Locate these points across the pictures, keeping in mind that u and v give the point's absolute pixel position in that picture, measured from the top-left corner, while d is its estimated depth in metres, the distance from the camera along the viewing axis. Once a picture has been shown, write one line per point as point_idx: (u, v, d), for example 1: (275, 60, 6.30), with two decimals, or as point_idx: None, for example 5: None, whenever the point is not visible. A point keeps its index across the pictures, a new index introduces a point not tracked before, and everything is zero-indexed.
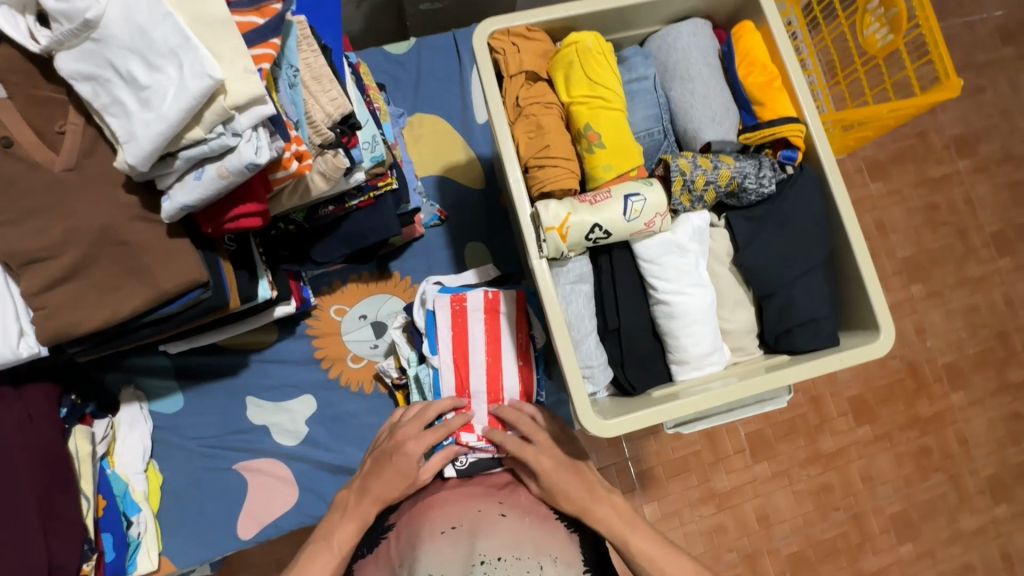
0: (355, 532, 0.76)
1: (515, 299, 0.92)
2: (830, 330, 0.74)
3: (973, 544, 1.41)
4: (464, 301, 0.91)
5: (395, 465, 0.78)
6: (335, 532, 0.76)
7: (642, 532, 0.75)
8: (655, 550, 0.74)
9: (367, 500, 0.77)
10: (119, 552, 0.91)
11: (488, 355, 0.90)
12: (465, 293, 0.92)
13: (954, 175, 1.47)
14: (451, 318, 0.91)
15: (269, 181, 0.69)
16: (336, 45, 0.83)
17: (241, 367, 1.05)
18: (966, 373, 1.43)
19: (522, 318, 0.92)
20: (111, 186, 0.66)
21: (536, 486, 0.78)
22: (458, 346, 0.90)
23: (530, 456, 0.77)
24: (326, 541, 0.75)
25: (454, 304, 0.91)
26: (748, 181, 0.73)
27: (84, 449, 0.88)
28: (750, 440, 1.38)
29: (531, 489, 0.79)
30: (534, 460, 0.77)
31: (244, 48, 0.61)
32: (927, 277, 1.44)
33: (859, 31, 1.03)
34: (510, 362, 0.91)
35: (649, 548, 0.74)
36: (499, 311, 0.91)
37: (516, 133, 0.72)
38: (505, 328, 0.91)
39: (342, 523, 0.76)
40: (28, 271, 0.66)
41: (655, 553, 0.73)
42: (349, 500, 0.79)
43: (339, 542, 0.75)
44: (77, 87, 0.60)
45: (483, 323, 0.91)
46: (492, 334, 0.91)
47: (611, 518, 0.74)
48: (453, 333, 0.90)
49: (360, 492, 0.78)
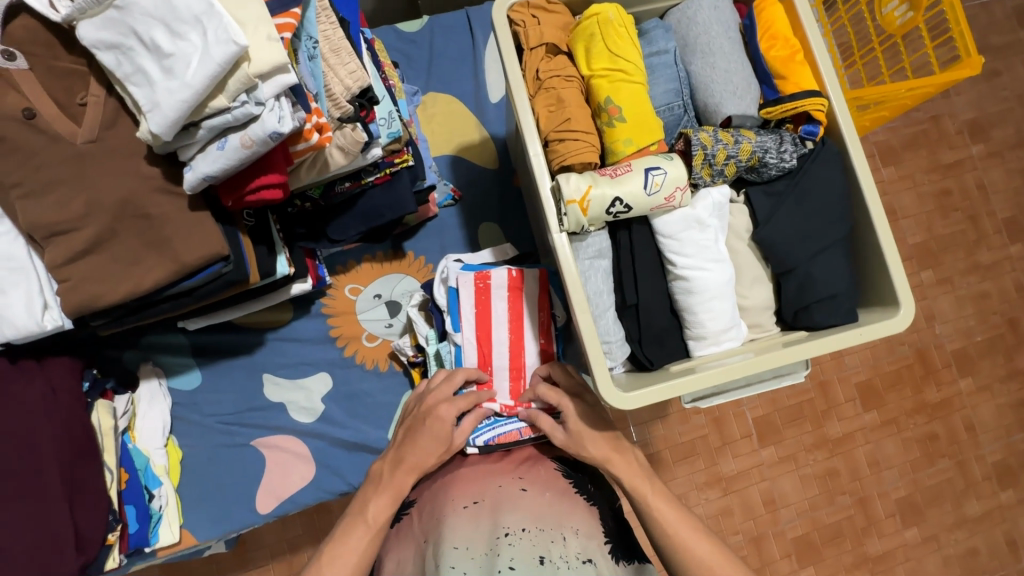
0: (390, 505, 0.74)
1: (538, 278, 0.92)
2: (848, 307, 0.74)
3: (978, 529, 1.41)
4: (488, 278, 0.91)
5: (430, 429, 0.77)
6: (370, 505, 0.74)
7: (663, 498, 0.73)
8: (672, 516, 0.72)
9: (404, 471, 0.76)
10: (142, 524, 0.92)
11: (511, 333, 0.91)
12: (488, 271, 0.92)
13: (968, 160, 1.46)
14: (474, 296, 0.91)
15: (290, 154, 0.69)
16: (353, 19, 0.82)
17: (257, 345, 1.06)
18: (975, 359, 1.43)
19: (544, 298, 0.93)
20: (132, 159, 0.66)
21: (561, 430, 0.79)
22: (482, 325, 0.91)
23: (564, 402, 0.80)
24: (362, 514, 0.73)
25: (478, 282, 0.91)
26: (769, 156, 0.73)
27: (106, 422, 0.90)
28: (757, 424, 1.39)
29: (554, 435, 0.79)
30: (566, 409, 0.79)
31: (266, 15, 0.60)
32: (938, 263, 1.43)
33: (878, 9, 1.01)
34: (531, 340, 0.92)
35: (664, 514, 0.72)
36: (522, 290, 0.92)
37: (536, 107, 0.72)
38: (528, 307, 0.92)
39: (377, 495, 0.75)
40: (51, 244, 0.67)
41: (670, 518, 0.71)
42: (384, 472, 0.77)
43: (375, 514, 0.73)
44: (99, 56, 0.60)
45: (506, 301, 0.91)
46: (515, 314, 0.91)
47: (633, 473, 0.75)
48: (477, 311, 0.91)
49: (394, 462, 0.77)
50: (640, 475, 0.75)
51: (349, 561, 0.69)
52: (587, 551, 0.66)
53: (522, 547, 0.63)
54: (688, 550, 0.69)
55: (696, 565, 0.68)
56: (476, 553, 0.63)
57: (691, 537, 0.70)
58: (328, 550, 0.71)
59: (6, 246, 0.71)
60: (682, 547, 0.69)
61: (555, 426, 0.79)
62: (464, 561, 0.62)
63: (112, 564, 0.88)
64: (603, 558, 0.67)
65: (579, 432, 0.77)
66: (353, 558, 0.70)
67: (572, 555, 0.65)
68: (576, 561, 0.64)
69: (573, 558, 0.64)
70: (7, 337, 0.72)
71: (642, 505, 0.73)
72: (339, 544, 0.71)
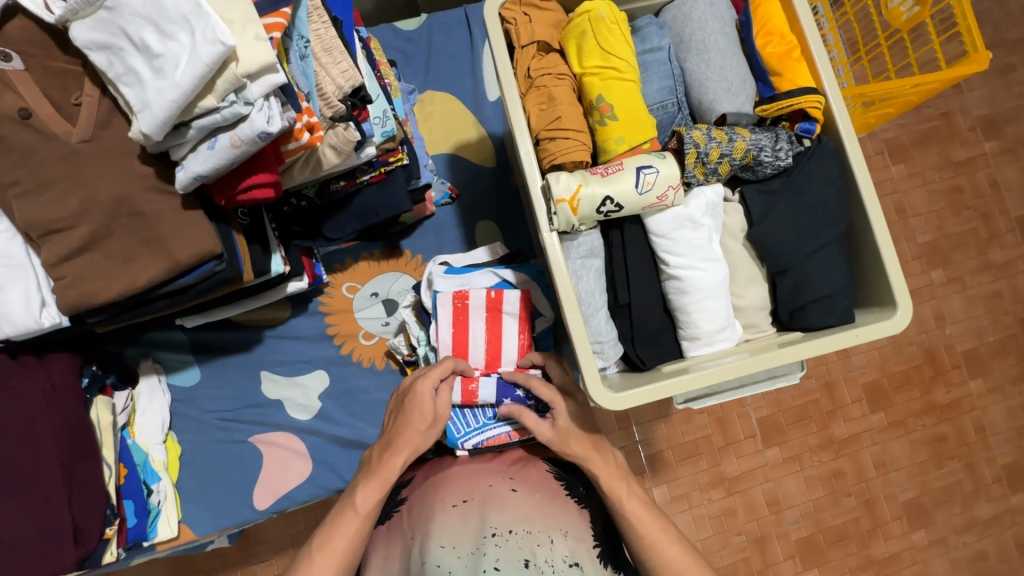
0: (378, 491, 0.74)
1: (517, 297, 0.91)
2: (845, 307, 0.73)
3: (988, 532, 1.39)
4: (466, 298, 0.90)
5: (411, 406, 0.79)
6: (357, 494, 0.74)
7: (636, 499, 0.73)
8: (644, 516, 0.72)
9: (393, 454, 0.76)
10: (140, 518, 0.93)
11: (487, 354, 0.91)
12: (468, 290, 0.91)
13: (981, 158, 1.43)
14: (453, 315, 0.90)
15: (281, 153, 0.69)
16: (347, 18, 0.83)
17: (255, 342, 1.06)
18: (986, 360, 1.41)
19: (523, 318, 0.91)
20: (126, 158, 0.67)
21: (548, 426, 0.78)
22: (458, 344, 0.90)
23: (557, 399, 0.79)
24: (351, 503, 0.74)
25: (456, 301, 0.90)
26: (764, 154, 0.72)
27: (105, 418, 0.91)
28: (761, 424, 1.38)
29: (540, 430, 0.78)
30: (557, 409, 0.79)
31: (254, 15, 0.61)
32: (949, 262, 1.41)
33: (883, 4, 0.99)
34: (509, 362, 0.91)
35: (638, 514, 0.72)
36: (502, 311, 0.91)
37: (527, 105, 0.71)
38: (507, 326, 0.91)
39: (365, 484, 0.75)
40: (48, 241, 0.68)
41: (643, 517, 0.72)
42: (374, 458, 0.78)
43: (364, 504, 0.73)
44: (92, 57, 0.60)
45: (484, 321, 0.91)
46: (492, 334, 0.91)
47: (612, 474, 0.75)
48: (454, 330, 0.90)
49: (384, 448, 0.78)
50: (617, 475, 0.75)
51: (338, 545, 0.70)
52: (574, 554, 0.66)
53: (508, 549, 0.63)
54: (658, 550, 0.69)
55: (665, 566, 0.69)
56: (462, 552, 0.63)
57: (663, 540, 0.70)
58: (318, 540, 0.71)
59: (5, 244, 0.72)
60: (652, 548, 0.70)
61: (542, 423, 0.78)
62: (451, 559, 0.62)
63: (109, 557, 0.89)
64: (591, 561, 0.67)
65: (566, 431, 0.77)
66: (342, 544, 0.70)
67: (559, 558, 0.64)
68: (563, 565, 0.64)
69: (559, 561, 0.64)
70: (7, 333, 0.73)
71: (617, 505, 0.73)
72: (329, 532, 0.71)
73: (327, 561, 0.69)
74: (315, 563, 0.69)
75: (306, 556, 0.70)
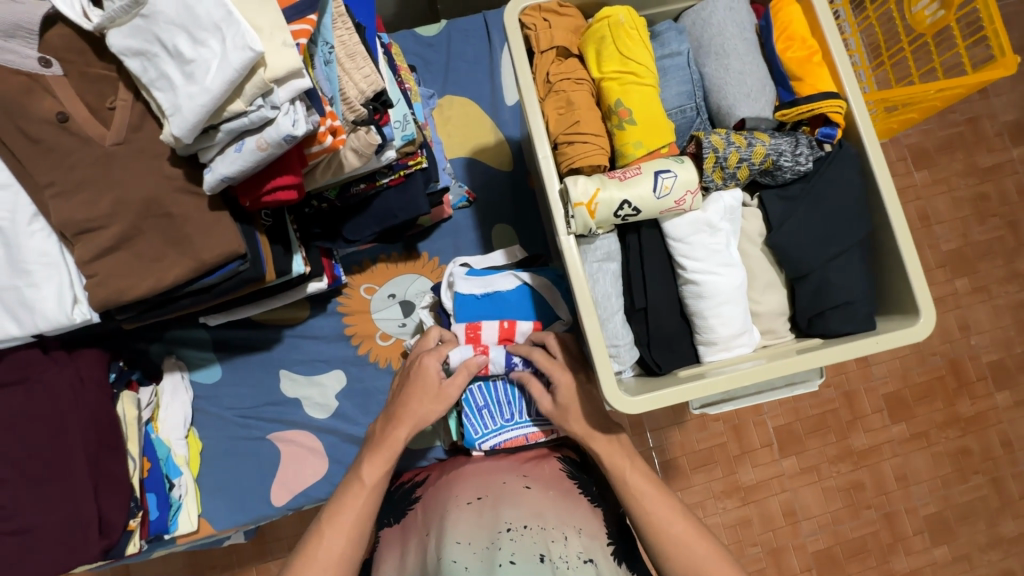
0: (383, 464, 0.76)
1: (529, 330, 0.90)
2: (866, 313, 0.72)
3: (1014, 550, 1.35)
4: (479, 330, 0.89)
5: (416, 381, 0.80)
6: (364, 468, 0.76)
7: (640, 473, 0.74)
8: (649, 490, 0.73)
9: (398, 425, 0.78)
10: (162, 511, 0.96)
11: None
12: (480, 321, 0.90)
13: (1008, 164, 1.40)
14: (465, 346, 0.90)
15: (304, 156, 0.71)
16: (369, 24, 0.84)
17: (275, 342, 1.09)
18: (1013, 371, 1.37)
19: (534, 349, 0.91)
20: (157, 160, 0.69)
21: (548, 399, 0.79)
22: None
23: (557, 373, 0.77)
24: (358, 477, 0.75)
25: (469, 332, 0.89)
26: (784, 158, 0.71)
27: (131, 413, 0.95)
28: (778, 434, 1.36)
29: (542, 402, 0.79)
30: (556, 382, 0.77)
31: (282, 22, 0.62)
32: (974, 270, 1.38)
33: (908, 8, 0.98)
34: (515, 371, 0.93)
35: (643, 491, 0.73)
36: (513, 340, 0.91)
37: (546, 110, 0.72)
38: None
39: (370, 457, 0.77)
40: (81, 240, 0.70)
41: (647, 493, 0.72)
42: (379, 430, 0.80)
43: (369, 477, 0.75)
44: (127, 63, 0.63)
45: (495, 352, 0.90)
46: None
47: (614, 451, 0.75)
48: None
49: (388, 419, 0.80)
50: (625, 454, 0.75)
51: (348, 519, 0.72)
52: (588, 550, 0.67)
53: (523, 543, 0.64)
54: (661, 528, 0.70)
55: (671, 543, 0.70)
56: (478, 547, 0.64)
57: (668, 515, 0.71)
58: (327, 514, 0.73)
59: (40, 243, 0.75)
60: (658, 523, 0.71)
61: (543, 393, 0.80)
62: (467, 555, 0.63)
63: (133, 549, 0.91)
64: (605, 558, 0.68)
65: (566, 408, 0.77)
66: (351, 516, 0.72)
67: (573, 555, 0.65)
68: (578, 560, 0.64)
69: (574, 557, 0.65)
70: (40, 329, 0.76)
71: (622, 483, 0.73)
72: (337, 507, 0.73)
73: (336, 532, 0.71)
74: (325, 537, 0.71)
75: (317, 530, 0.72)
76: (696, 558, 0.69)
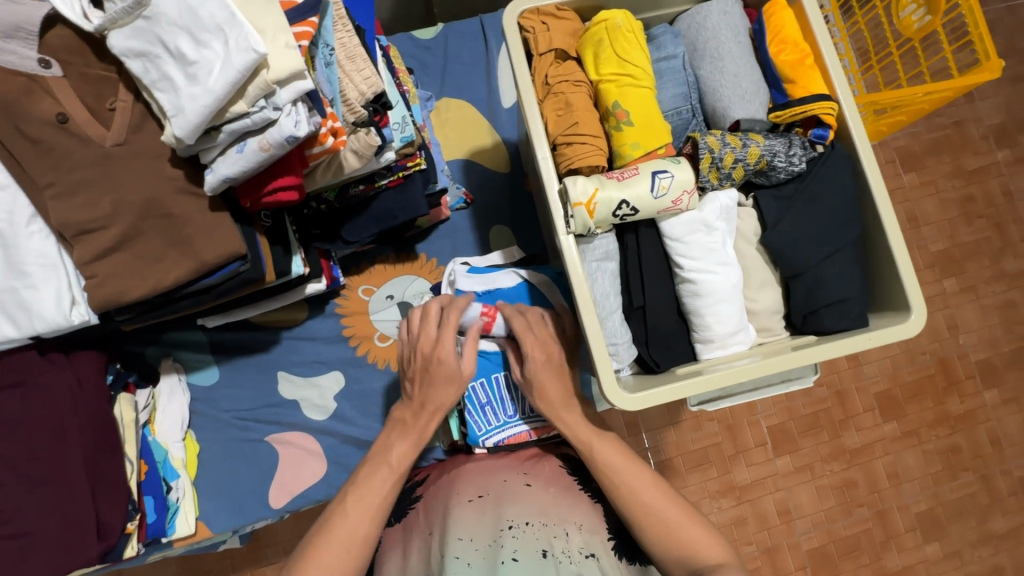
0: (413, 449, 0.76)
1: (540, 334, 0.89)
2: (859, 311, 0.73)
3: (1004, 546, 1.37)
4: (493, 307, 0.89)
5: (437, 373, 0.77)
6: (393, 450, 0.76)
7: (607, 444, 0.74)
8: (616, 459, 0.73)
9: (427, 417, 0.78)
10: (159, 514, 0.95)
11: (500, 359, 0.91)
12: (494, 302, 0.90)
13: (993, 167, 1.43)
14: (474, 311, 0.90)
15: (305, 157, 0.72)
16: (368, 27, 0.85)
17: (272, 343, 1.09)
18: (1000, 370, 1.40)
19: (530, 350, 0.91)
20: (157, 161, 0.69)
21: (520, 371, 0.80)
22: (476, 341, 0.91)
23: (529, 351, 0.79)
24: (385, 458, 0.75)
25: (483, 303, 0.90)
26: (778, 159, 0.73)
27: (128, 415, 0.94)
28: (772, 432, 1.37)
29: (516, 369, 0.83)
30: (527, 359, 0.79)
31: (285, 24, 0.63)
32: (962, 270, 1.40)
33: (895, 13, 1.00)
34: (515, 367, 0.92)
35: (611, 462, 0.73)
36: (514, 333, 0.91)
37: (545, 111, 0.73)
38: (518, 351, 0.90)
39: (400, 440, 0.77)
40: (80, 241, 0.70)
41: (613, 461, 0.73)
42: (408, 418, 0.78)
43: (398, 459, 0.75)
44: (128, 64, 0.63)
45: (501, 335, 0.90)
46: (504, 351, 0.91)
47: (580, 426, 0.76)
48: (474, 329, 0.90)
49: (417, 409, 0.78)
50: (591, 429, 0.75)
51: (372, 500, 0.71)
52: (589, 545, 0.68)
53: (525, 540, 0.65)
54: (632, 494, 0.70)
55: (639, 511, 0.70)
56: (480, 545, 0.65)
57: (638, 483, 0.71)
58: (351, 493, 0.72)
59: (38, 244, 0.75)
60: (631, 490, 0.70)
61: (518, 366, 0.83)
62: (469, 552, 0.64)
63: (130, 552, 0.90)
64: (606, 554, 0.68)
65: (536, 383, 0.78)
66: (376, 499, 0.71)
67: (575, 550, 0.66)
68: (580, 556, 0.65)
69: (576, 553, 0.65)
70: (38, 331, 0.76)
71: (588, 456, 0.74)
72: (364, 485, 0.72)
73: (364, 509, 0.70)
74: (350, 516, 0.70)
75: (340, 507, 0.71)
76: (667, 523, 0.69)
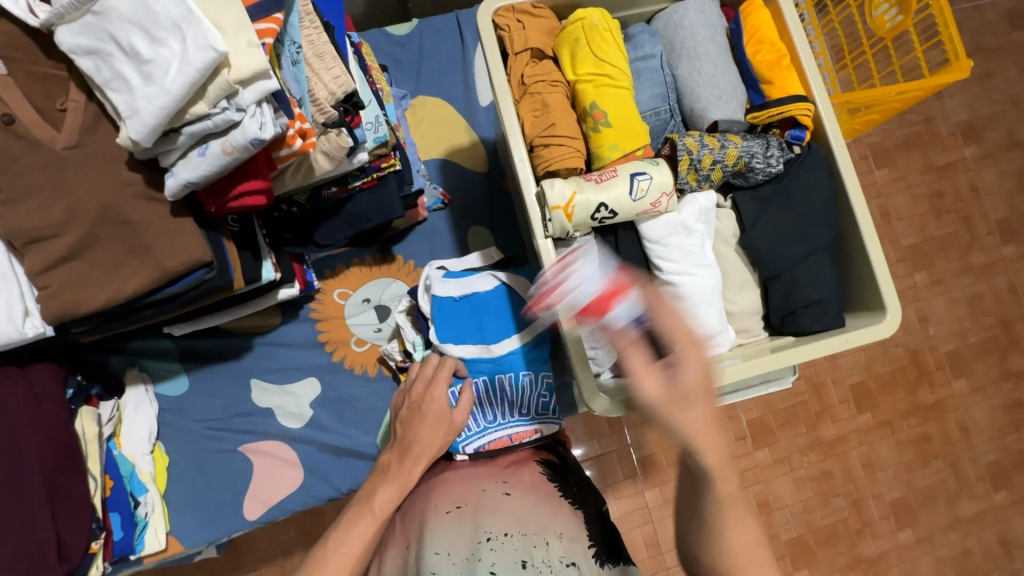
0: (397, 494, 0.73)
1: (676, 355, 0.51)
2: (835, 312, 0.74)
3: (972, 530, 1.41)
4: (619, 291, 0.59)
5: (427, 412, 0.80)
6: (376, 496, 0.73)
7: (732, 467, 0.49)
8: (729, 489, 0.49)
9: (413, 461, 0.76)
10: (126, 531, 0.91)
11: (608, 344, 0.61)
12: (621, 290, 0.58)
13: (961, 162, 1.46)
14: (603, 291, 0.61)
15: (273, 159, 0.69)
16: (338, 23, 0.82)
17: (244, 350, 1.05)
18: (969, 360, 1.43)
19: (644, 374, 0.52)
20: (113, 164, 0.66)
21: (660, 380, 0.49)
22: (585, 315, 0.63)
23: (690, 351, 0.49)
24: (369, 506, 0.72)
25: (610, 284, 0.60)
26: (756, 160, 0.73)
27: (91, 430, 0.90)
28: (752, 427, 1.38)
29: (646, 379, 0.49)
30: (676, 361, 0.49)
31: (247, 21, 0.60)
32: (932, 264, 1.43)
33: (868, 12, 1.00)
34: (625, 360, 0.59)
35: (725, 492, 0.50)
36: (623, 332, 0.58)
37: (521, 112, 0.71)
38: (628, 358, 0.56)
39: (384, 487, 0.74)
40: (31, 250, 0.66)
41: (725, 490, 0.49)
42: (393, 464, 0.77)
43: (381, 504, 0.72)
44: (78, 62, 0.59)
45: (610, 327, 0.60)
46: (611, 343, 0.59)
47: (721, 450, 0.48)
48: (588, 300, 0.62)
49: (402, 452, 0.78)
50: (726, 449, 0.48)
51: (352, 550, 0.67)
52: (570, 554, 0.66)
53: (504, 552, 0.64)
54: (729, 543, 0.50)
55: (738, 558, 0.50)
56: (457, 559, 0.63)
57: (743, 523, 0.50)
58: (332, 540, 0.69)
59: None
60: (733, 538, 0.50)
61: (652, 368, 0.50)
62: (445, 566, 0.62)
63: (96, 571, 0.87)
64: (588, 562, 0.66)
65: (691, 398, 0.48)
66: (356, 547, 0.68)
67: (555, 558, 0.64)
68: (560, 565, 0.63)
69: (556, 561, 0.64)
70: None
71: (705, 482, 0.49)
72: (345, 534, 0.69)
73: (341, 561, 0.66)
74: (330, 563, 0.66)
75: (321, 556, 0.67)
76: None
